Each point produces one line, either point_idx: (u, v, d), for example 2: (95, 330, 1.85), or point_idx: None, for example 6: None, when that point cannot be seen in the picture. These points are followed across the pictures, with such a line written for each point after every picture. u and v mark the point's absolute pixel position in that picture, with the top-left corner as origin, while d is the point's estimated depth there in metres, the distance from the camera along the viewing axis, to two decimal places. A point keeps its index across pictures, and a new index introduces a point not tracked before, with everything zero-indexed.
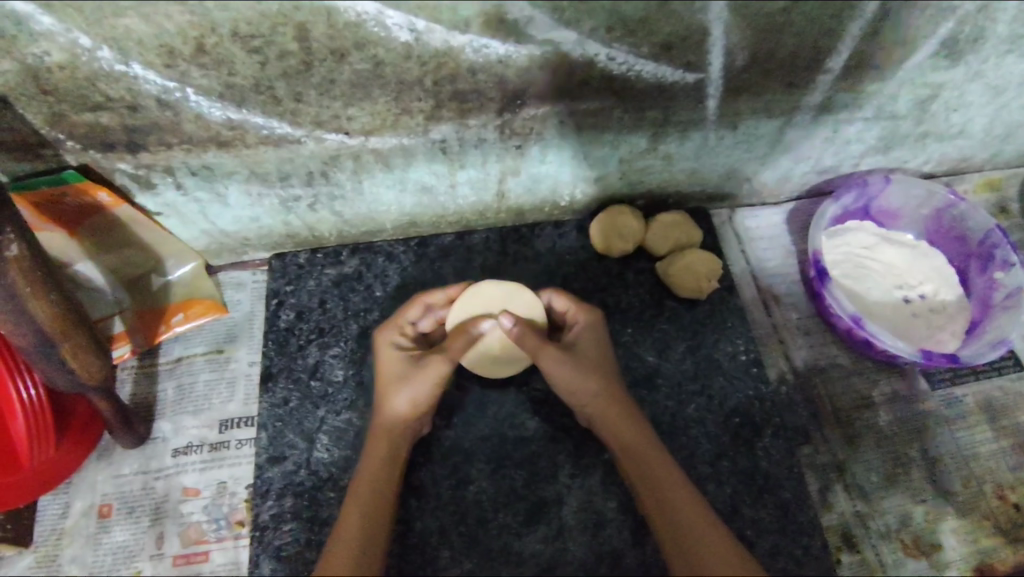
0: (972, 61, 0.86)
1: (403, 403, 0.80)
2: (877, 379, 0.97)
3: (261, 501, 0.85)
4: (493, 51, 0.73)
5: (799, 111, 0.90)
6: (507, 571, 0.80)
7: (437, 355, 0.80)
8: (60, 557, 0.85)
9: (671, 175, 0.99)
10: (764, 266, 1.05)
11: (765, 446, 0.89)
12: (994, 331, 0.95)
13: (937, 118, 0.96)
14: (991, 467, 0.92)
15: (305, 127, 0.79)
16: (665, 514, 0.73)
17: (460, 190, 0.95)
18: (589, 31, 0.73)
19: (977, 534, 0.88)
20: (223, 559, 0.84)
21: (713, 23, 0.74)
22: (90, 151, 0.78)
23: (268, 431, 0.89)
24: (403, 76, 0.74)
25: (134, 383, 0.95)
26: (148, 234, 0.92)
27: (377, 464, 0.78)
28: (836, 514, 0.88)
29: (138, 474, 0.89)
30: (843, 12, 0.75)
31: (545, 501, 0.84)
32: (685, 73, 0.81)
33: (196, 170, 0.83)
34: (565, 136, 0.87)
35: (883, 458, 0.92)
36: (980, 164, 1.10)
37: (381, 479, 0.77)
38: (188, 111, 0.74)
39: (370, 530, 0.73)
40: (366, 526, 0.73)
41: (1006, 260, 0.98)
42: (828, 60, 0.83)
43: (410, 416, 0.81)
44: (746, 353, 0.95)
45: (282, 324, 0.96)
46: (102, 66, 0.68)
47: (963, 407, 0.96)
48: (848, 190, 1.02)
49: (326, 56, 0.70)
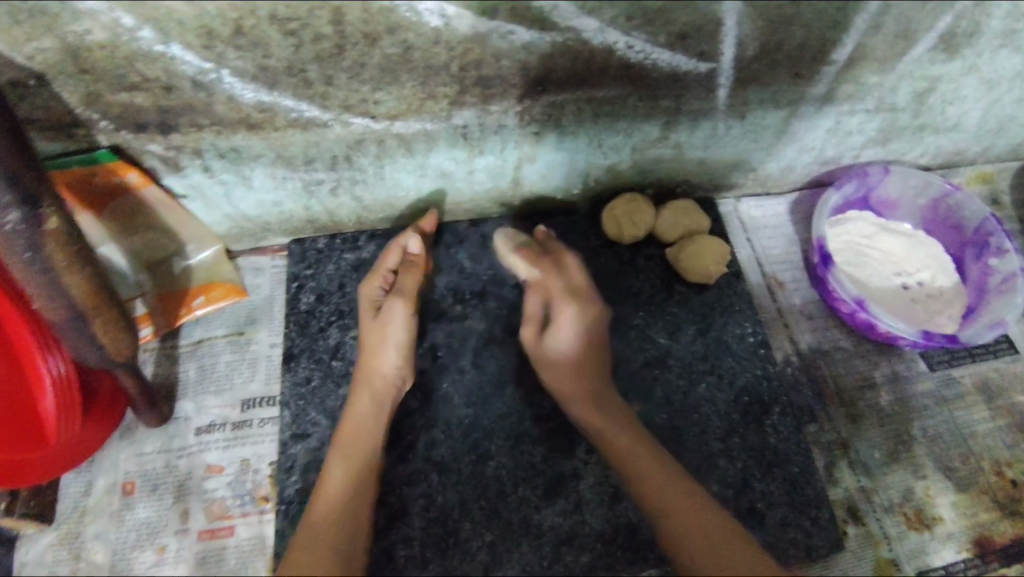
0: (968, 55, 0.90)
1: (379, 355, 0.84)
2: (878, 361, 1.01)
3: (285, 477, 0.88)
4: (519, 37, 0.76)
5: (804, 102, 0.94)
6: (528, 542, 0.83)
7: (397, 309, 0.85)
8: (83, 534, 0.86)
9: (680, 165, 1.03)
10: (768, 254, 1.09)
11: (773, 423, 0.93)
12: (990, 314, 0.99)
13: (933, 111, 1.01)
14: (988, 444, 0.96)
15: (333, 110, 0.82)
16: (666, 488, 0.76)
17: (478, 177, 0.98)
18: (610, 20, 0.76)
19: (976, 508, 0.92)
20: (248, 533, 0.85)
21: (727, 14, 0.78)
22: (122, 131, 0.80)
23: (291, 409, 0.92)
24: (431, 61, 0.77)
25: (155, 363, 0.96)
26: (172, 217, 0.94)
27: (351, 437, 0.81)
28: (842, 489, 0.92)
29: (161, 453, 0.90)
30: (849, 5, 0.79)
31: (563, 475, 0.86)
32: (698, 63, 0.85)
33: (224, 153, 0.85)
34: (582, 123, 0.91)
35: (886, 436, 0.95)
36: (972, 157, 1.15)
37: (353, 459, 0.80)
38: (222, 92, 0.76)
39: (343, 509, 0.76)
40: (336, 506, 0.76)
41: (1000, 247, 1.02)
42: (833, 52, 0.87)
43: (386, 368, 0.84)
44: (753, 335, 0.99)
45: (302, 307, 0.99)
46: (141, 46, 0.70)
47: (961, 387, 1.00)
48: (849, 180, 1.06)
49: (358, 40, 0.73)
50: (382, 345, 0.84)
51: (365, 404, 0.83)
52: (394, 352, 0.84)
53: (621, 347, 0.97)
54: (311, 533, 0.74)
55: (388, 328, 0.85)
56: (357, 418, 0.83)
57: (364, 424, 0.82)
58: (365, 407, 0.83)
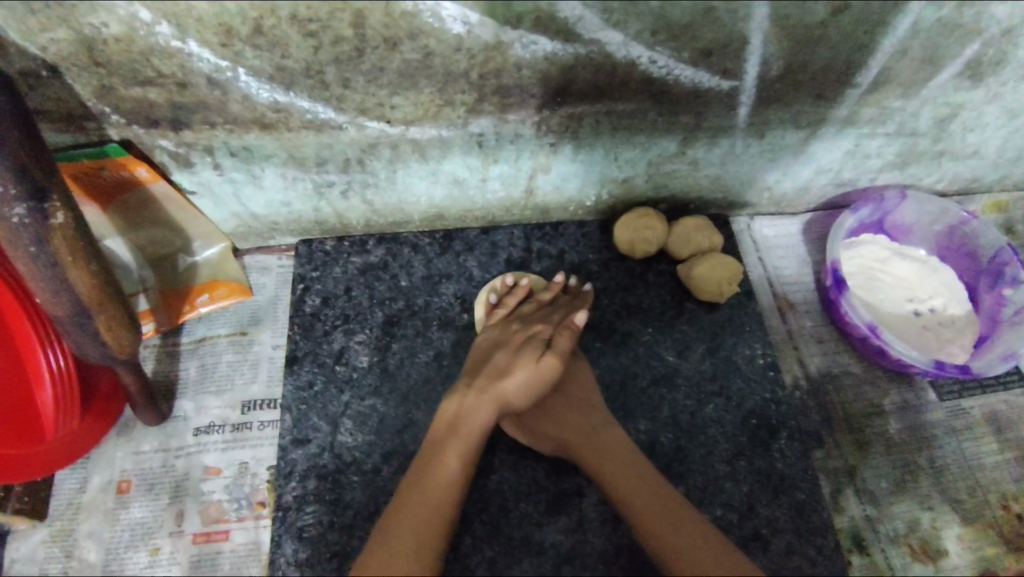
0: (993, 83, 0.89)
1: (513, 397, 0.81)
2: (888, 388, 1.00)
3: (283, 482, 0.85)
4: (541, 48, 0.75)
5: (825, 123, 0.93)
6: (528, 560, 0.81)
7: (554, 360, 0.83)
8: (76, 531, 0.84)
9: (695, 181, 1.02)
10: (780, 273, 1.07)
11: (781, 448, 0.91)
12: (1003, 345, 0.98)
13: (954, 138, 0.99)
14: (996, 477, 0.95)
15: (348, 113, 0.80)
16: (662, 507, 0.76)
17: (491, 185, 0.96)
18: (634, 34, 0.75)
19: (982, 542, 0.90)
20: (243, 538, 0.84)
21: (753, 33, 0.77)
22: (134, 126, 0.79)
23: (292, 413, 0.89)
24: (450, 67, 0.76)
25: (155, 360, 0.95)
26: (178, 212, 0.93)
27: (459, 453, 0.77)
28: (847, 517, 0.90)
29: (158, 452, 0.89)
30: (877, 28, 0.78)
31: (566, 492, 0.85)
32: (721, 80, 0.83)
33: (235, 151, 0.84)
34: (599, 136, 0.89)
35: (893, 465, 0.94)
36: (989, 185, 1.14)
37: (445, 489, 0.74)
38: (237, 91, 0.75)
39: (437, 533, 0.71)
40: (434, 524, 0.72)
41: (1016, 277, 1.01)
42: (857, 75, 0.85)
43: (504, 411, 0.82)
44: (763, 357, 0.97)
45: (307, 309, 0.97)
46: (158, 42, 0.68)
47: (970, 418, 0.99)
48: (866, 203, 1.04)
49: (378, 44, 0.72)
50: (525, 387, 0.82)
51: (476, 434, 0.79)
52: (527, 398, 0.83)
53: (629, 363, 0.96)
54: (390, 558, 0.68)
55: (540, 372, 0.82)
56: (464, 443, 0.78)
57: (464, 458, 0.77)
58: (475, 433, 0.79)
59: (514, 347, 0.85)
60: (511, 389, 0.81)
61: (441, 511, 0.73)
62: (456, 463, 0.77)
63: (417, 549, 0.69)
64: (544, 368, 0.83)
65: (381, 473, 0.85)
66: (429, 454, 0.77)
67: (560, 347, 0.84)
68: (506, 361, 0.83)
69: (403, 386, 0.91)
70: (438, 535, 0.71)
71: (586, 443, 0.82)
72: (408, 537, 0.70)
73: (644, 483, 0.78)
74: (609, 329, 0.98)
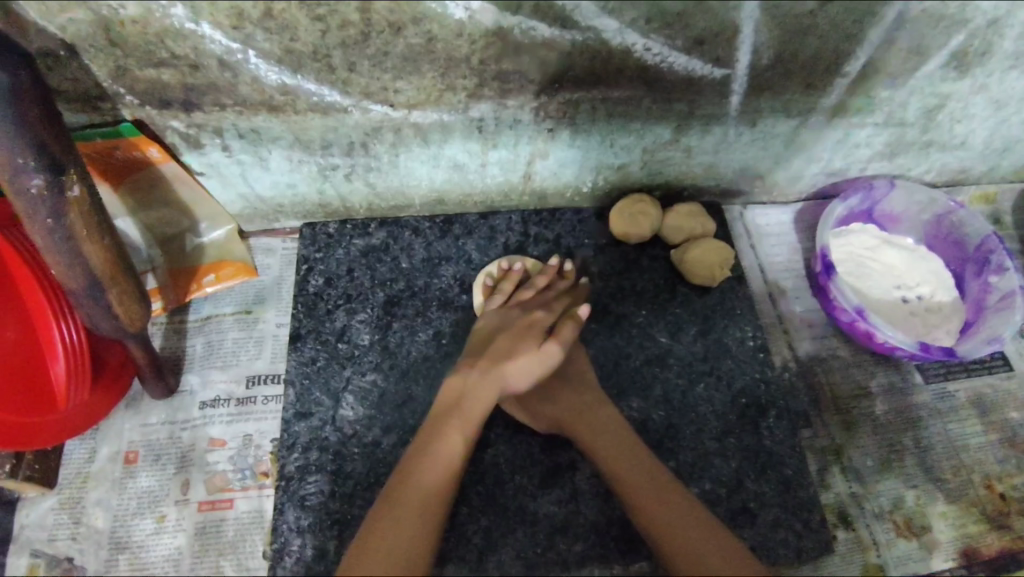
0: (978, 75, 0.92)
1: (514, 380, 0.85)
2: (875, 371, 1.02)
3: (286, 453, 0.88)
4: (540, 34, 0.78)
5: (815, 113, 0.96)
6: (523, 529, 0.84)
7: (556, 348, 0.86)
8: (85, 499, 0.87)
9: (689, 168, 1.05)
10: (771, 260, 1.10)
11: (769, 426, 0.94)
12: (988, 330, 1.01)
13: (941, 129, 1.02)
14: (979, 458, 0.98)
15: (354, 97, 0.83)
16: (655, 488, 0.79)
17: (490, 170, 0.99)
18: (630, 21, 0.78)
19: (964, 519, 0.93)
20: (247, 506, 0.87)
21: (745, 22, 0.80)
22: (146, 107, 0.82)
23: (295, 387, 0.92)
24: (453, 52, 0.79)
25: (163, 337, 0.98)
26: (187, 193, 0.95)
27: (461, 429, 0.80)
28: (833, 493, 0.93)
29: (165, 424, 0.92)
30: (865, 18, 0.81)
31: (560, 465, 0.88)
32: (714, 68, 0.86)
33: (244, 133, 0.87)
34: (595, 122, 0.92)
35: (879, 445, 0.97)
36: (977, 177, 1.17)
37: (448, 463, 0.77)
38: (247, 73, 0.78)
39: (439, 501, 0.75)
40: (437, 494, 0.75)
41: (1001, 264, 1.04)
42: (845, 65, 0.88)
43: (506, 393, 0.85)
44: (753, 339, 1.00)
45: (311, 289, 1.00)
46: (173, 23, 0.71)
47: (954, 401, 1.01)
48: (855, 193, 1.07)
49: (384, 29, 0.75)
50: (527, 370, 0.85)
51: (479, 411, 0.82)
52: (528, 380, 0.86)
53: (623, 344, 0.98)
54: (394, 524, 0.71)
55: (542, 358, 0.86)
56: (467, 420, 0.81)
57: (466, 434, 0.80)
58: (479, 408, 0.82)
59: (517, 331, 0.88)
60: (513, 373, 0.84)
61: (443, 482, 0.76)
62: (458, 437, 0.80)
63: (419, 516, 0.72)
64: (546, 355, 0.86)
65: (381, 445, 0.88)
66: (432, 428, 0.80)
67: (562, 335, 0.88)
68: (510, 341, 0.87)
69: (403, 363, 0.94)
70: (440, 504, 0.74)
71: (585, 422, 0.85)
72: (411, 505, 0.73)
73: (640, 462, 0.81)
74: (604, 311, 1.01)
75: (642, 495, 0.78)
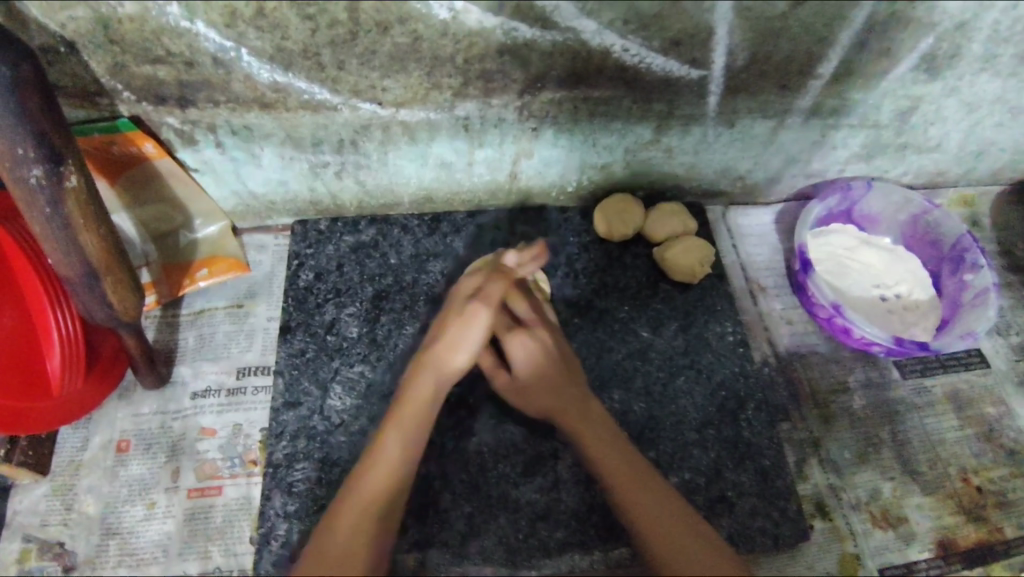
0: (949, 77, 0.96)
1: (451, 356, 0.84)
2: (853, 367, 1.05)
3: (275, 441, 0.90)
4: (521, 34, 0.81)
5: (791, 114, 0.99)
6: (505, 516, 0.86)
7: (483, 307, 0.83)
8: (77, 486, 0.89)
9: (670, 168, 1.08)
10: (752, 259, 1.13)
11: (748, 417, 0.96)
12: (963, 326, 1.03)
13: (916, 130, 1.06)
14: (956, 451, 0.99)
15: (343, 95, 0.86)
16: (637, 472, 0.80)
17: (477, 168, 1.02)
18: (608, 22, 0.81)
19: (941, 511, 0.95)
20: (235, 493, 0.88)
21: (719, 24, 0.83)
22: (143, 103, 0.85)
23: (285, 378, 0.94)
24: (438, 52, 0.82)
25: (156, 329, 1.00)
26: (182, 189, 0.98)
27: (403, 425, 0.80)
28: (811, 484, 0.95)
29: (156, 414, 0.94)
30: (835, 21, 0.85)
31: (542, 454, 0.90)
32: (691, 69, 0.89)
33: (237, 130, 0.90)
34: (578, 122, 0.96)
35: (856, 438, 0.99)
36: (954, 179, 1.20)
37: (391, 464, 0.77)
38: (240, 71, 0.81)
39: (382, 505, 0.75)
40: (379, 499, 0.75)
41: (975, 263, 1.07)
42: (818, 67, 0.92)
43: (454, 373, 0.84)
44: (733, 334, 1.02)
45: (301, 283, 1.02)
46: (169, 21, 0.75)
47: (932, 396, 1.03)
48: (833, 193, 1.10)
49: (371, 28, 0.78)
50: (460, 342, 0.83)
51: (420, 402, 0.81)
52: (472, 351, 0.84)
53: (606, 338, 1.01)
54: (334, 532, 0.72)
55: (470, 323, 0.83)
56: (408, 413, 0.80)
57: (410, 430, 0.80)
58: (420, 415, 0.81)
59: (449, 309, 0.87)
60: (445, 347, 0.84)
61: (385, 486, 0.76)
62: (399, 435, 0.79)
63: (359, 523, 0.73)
64: (473, 320, 0.83)
65: (368, 434, 0.90)
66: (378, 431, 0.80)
67: (488, 294, 0.84)
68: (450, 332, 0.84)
69: (390, 355, 0.96)
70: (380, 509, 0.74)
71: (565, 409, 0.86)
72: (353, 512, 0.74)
73: (620, 448, 0.83)
74: (588, 306, 1.03)
75: (626, 479, 0.80)
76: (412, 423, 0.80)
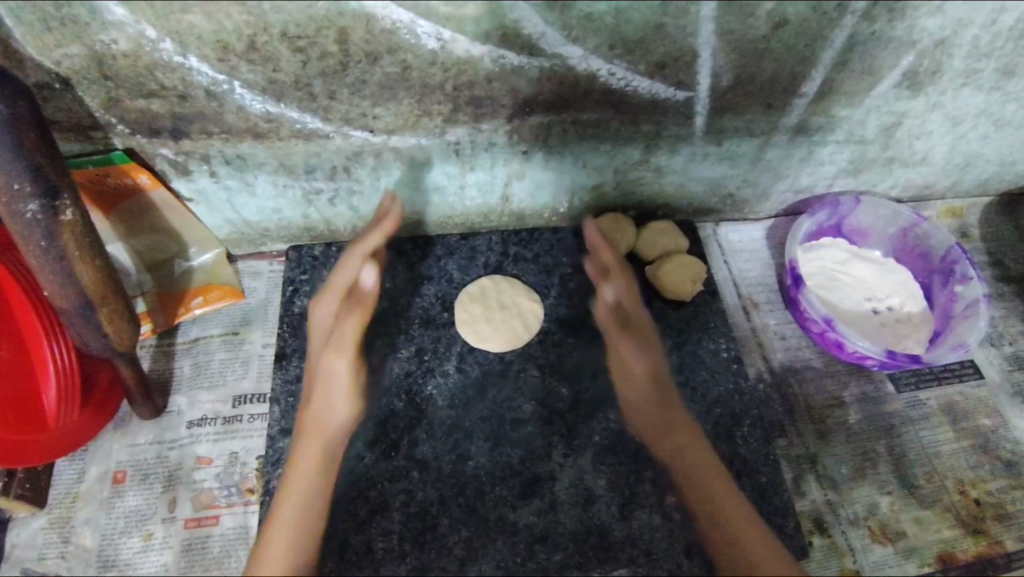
0: (931, 92, 0.97)
1: (336, 401, 0.86)
2: (847, 381, 1.05)
3: (272, 469, 0.89)
4: (509, 61, 0.83)
5: (777, 131, 1.00)
6: (503, 539, 0.85)
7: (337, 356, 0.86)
8: (74, 519, 0.89)
9: (661, 188, 1.09)
10: (744, 275, 1.14)
11: (743, 435, 0.96)
12: (955, 337, 1.03)
13: (902, 145, 1.07)
14: (952, 464, 0.99)
15: (335, 123, 0.87)
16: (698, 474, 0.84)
17: (469, 192, 1.03)
18: (593, 48, 0.83)
19: (939, 524, 0.94)
20: (232, 523, 0.88)
21: (702, 47, 0.85)
22: (137, 136, 0.86)
23: (281, 405, 0.94)
24: (427, 80, 0.83)
25: (152, 359, 1.00)
26: (177, 219, 1.00)
27: (308, 469, 0.81)
28: (809, 501, 0.95)
29: (153, 444, 0.94)
30: (817, 42, 0.86)
31: (539, 477, 0.90)
32: (676, 91, 0.91)
33: (230, 160, 0.91)
34: (568, 144, 0.97)
35: (853, 453, 0.99)
36: (942, 192, 1.21)
37: (309, 506, 0.79)
38: (232, 103, 0.82)
39: (301, 551, 0.77)
40: (300, 549, 0.77)
41: (965, 274, 1.08)
42: (802, 86, 0.93)
43: (344, 416, 0.86)
44: (727, 350, 1.03)
45: (296, 309, 1.02)
46: (162, 56, 0.76)
47: (927, 408, 1.04)
48: (822, 208, 1.12)
49: (361, 58, 0.79)
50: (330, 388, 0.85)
51: (315, 454, 0.82)
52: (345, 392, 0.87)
53: (601, 357, 1.00)
54: None
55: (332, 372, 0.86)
56: (313, 456, 0.81)
57: (312, 477, 0.81)
58: (317, 461, 0.81)
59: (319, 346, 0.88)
60: (321, 387, 0.85)
61: (306, 528, 0.78)
62: (316, 475, 0.81)
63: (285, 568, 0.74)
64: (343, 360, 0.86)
65: (363, 460, 0.89)
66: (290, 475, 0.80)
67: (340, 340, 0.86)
68: (319, 390, 0.85)
69: (385, 379, 0.96)
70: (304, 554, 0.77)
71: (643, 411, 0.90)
72: (274, 558, 0.74)
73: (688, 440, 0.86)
74: (582, 325, 1.03)
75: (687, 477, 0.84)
76: (321, 463, 0.81)
